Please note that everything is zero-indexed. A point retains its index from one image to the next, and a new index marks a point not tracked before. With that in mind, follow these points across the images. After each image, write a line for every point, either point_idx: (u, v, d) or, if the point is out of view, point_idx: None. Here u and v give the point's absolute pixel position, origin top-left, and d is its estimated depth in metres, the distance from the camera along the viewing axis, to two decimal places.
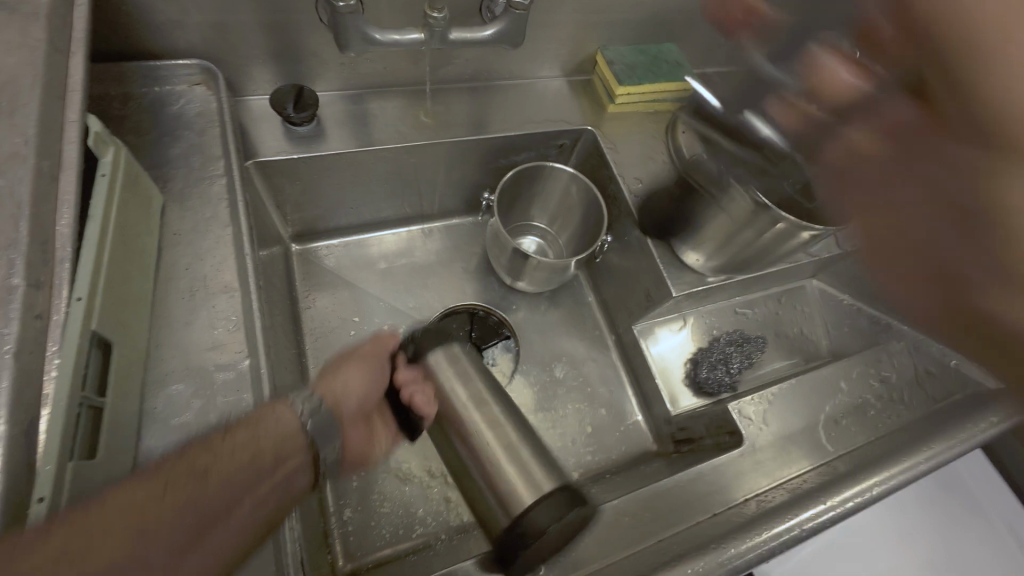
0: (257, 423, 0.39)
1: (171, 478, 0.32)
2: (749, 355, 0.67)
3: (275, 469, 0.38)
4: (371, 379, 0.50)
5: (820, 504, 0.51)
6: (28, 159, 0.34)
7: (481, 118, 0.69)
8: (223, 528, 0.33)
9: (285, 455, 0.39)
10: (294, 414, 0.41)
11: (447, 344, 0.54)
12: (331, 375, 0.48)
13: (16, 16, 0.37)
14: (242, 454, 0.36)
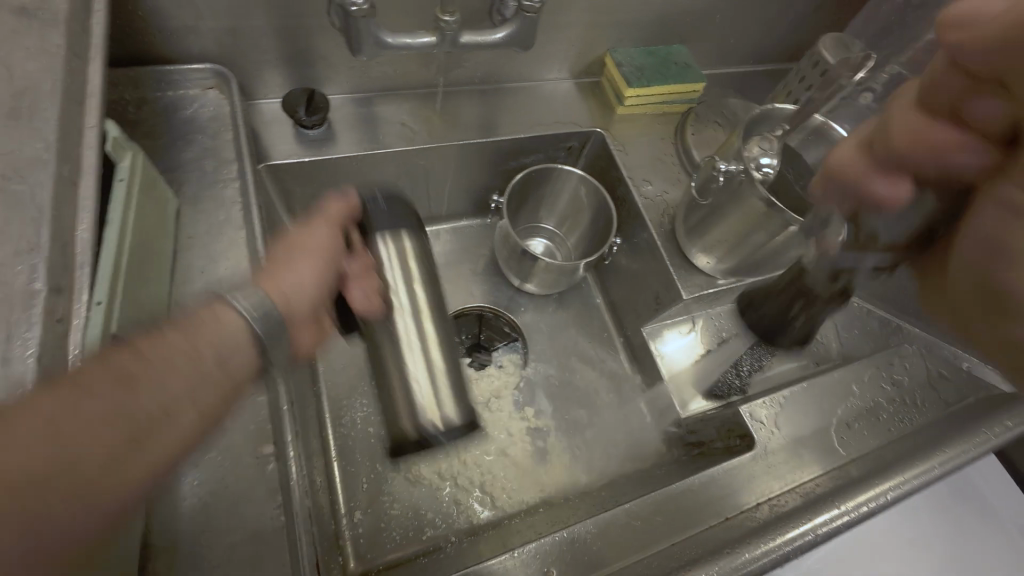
0: (196, 326, 0.37)
1: (97, 379, 0.31)
2: (760, 359, 0.65)
3: (219, 370, 0.36)
4: (323, 267, 0.48)
5: (836, 507, 0.51)
6: (49, 164, 0.34)
7: (490, 120, 0.69)
8: (168, 425, 0.33)
9: (227, 360, 0.37)
10: (239, 314, 0.38)
11: (401, 236, 0.55)
12: (279, 260, 0.46)
13: (36, 21, 0.38)
14: (179, 358, 0.35)
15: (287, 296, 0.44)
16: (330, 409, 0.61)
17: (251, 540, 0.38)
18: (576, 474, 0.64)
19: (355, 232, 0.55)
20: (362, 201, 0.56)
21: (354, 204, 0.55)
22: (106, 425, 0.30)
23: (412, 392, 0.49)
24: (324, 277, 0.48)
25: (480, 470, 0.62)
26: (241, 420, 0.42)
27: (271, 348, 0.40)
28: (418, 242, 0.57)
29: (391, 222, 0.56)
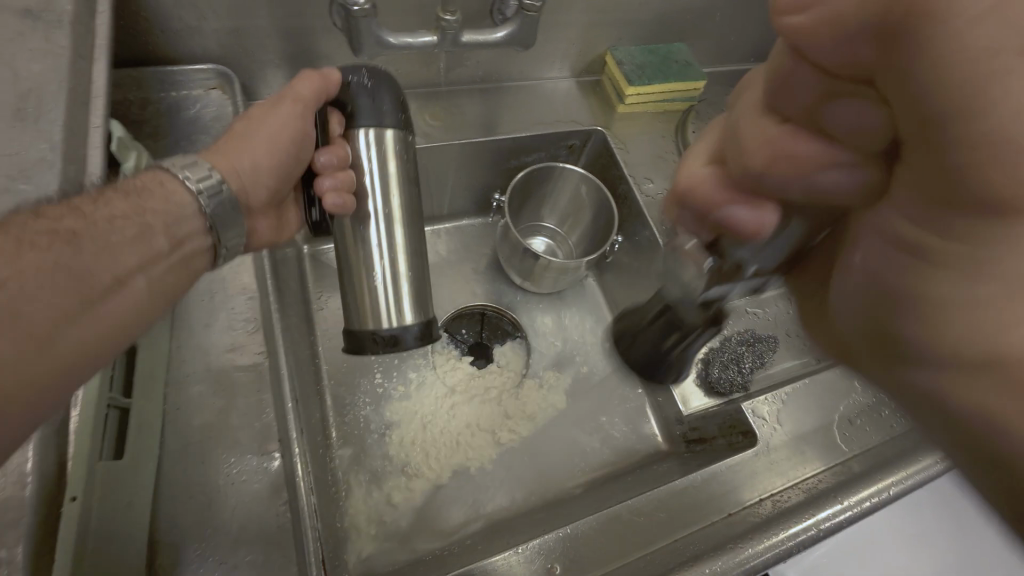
0: (141, 192, 0.37)
1: (38, 237, 0.30)
2: (761, 355, 0.64)
3: (172, 250, 0.37)
4: (281, 155, 0.46)
5: (838, 503, 0.51)
6: (55, 164, 0.34)
7: (491, 119, 0.70)
8: (114, 297, 0.33)
9: (174, 224, 0.37)
10: (185, 187, 0.38)
11: (383, 128, 0.45)
12: (232, 140, 0.44)
13: (41, 23, 0.38)
14: (124, 225, 0.34)
15: (237, 176, 0.43)
16: (333, 407, 0.62)
17: (257, 536, 0.38)
18: (578, 472, 0.64)
19: (334, 107, 0.45)
20: (343, 84, 0.45)
21: (331, 79, 0.45)
22: (51, 281, 0.30)
23: (369, 238, 0.46)
24: (280, 162, 0.46)
25: (484, 467, 0.62)
26: (246, 419, 0.42)
27: (221, 231, 0.40)
28: (403, 138, 0.46)
29: (375, 116, 0.44)
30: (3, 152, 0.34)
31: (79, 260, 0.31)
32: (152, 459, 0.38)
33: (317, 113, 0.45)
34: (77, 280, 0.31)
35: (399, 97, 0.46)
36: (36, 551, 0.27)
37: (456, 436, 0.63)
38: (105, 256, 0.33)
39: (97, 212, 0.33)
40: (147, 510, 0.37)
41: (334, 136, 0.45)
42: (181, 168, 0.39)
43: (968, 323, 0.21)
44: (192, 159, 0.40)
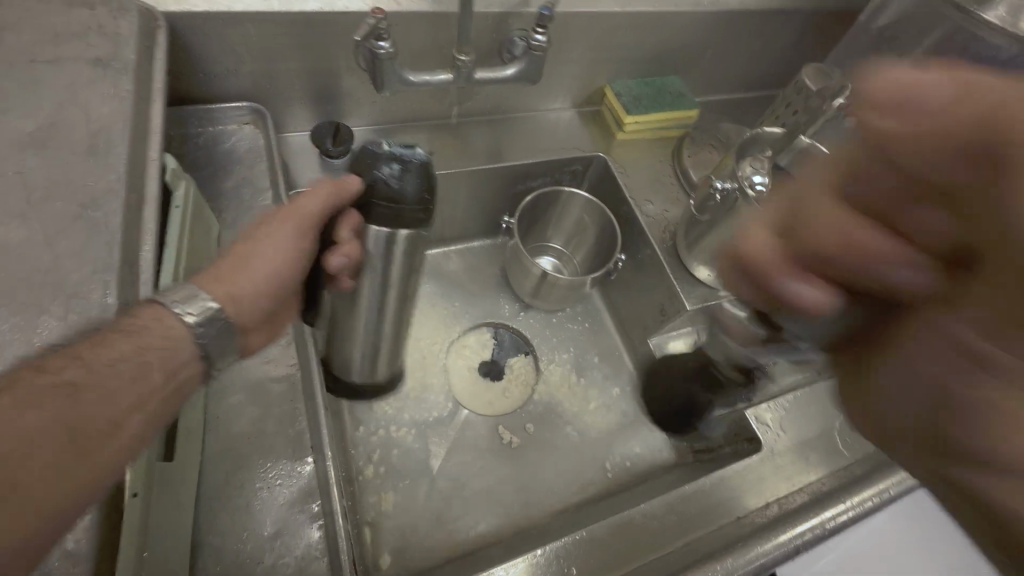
0: (138, 330, 0.34)
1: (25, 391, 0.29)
2: (762, 366, 0.67)
3: (168, 381, 0.35)
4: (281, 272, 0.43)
5: (840, 504, 0.54)
6: (120, 194, 0.38)
7: (499, 148, 0.75)
8: (111, 441, 0.30)
9: (166, 362, 0.35)
10: (180, 318, 0.36)
11: (397, 228, 0.43)
12: (234, 260, 0.42)
13: (109, 71, 0.43)
14: (120, 365, 0.32)
15: (233, 303, 0.39)
16: (352, 420, 0.64)
17: (291, 535, 0.41)
18: (589, 481, 0.66)
19: (352, 211, 0.44)
20: (367, 180, 0.42)
21: (349, 188, 0.43)
22: (48, 434, 0.28)
23: (361, 300, 0.50)
24: (290, 283, 0.43)
25: (498, 480, 0.64)
26: (281, 426, 0.45)
27: (217, 356, 0.38)
28: (415, 236, 0.45)
29: (391, 216, 0.43)
30: (76, 183, 0.38)
31: (74, 411, 0.30)
32: (194, 463, 0.41)
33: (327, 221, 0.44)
34: (69, 430, 0.29)
35: (424, 195, 0.42)
36: (102, 541, 0.30)
37: (472, 448, 0.66)
38: (96, 403, 0.31)
39: (95, 356, 0.31)
40: (190, 512, 0.39)
41: (344, 238, 0.44)
42: (177, 301, 0.36)
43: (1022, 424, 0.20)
44: (190, 289, 0.37)
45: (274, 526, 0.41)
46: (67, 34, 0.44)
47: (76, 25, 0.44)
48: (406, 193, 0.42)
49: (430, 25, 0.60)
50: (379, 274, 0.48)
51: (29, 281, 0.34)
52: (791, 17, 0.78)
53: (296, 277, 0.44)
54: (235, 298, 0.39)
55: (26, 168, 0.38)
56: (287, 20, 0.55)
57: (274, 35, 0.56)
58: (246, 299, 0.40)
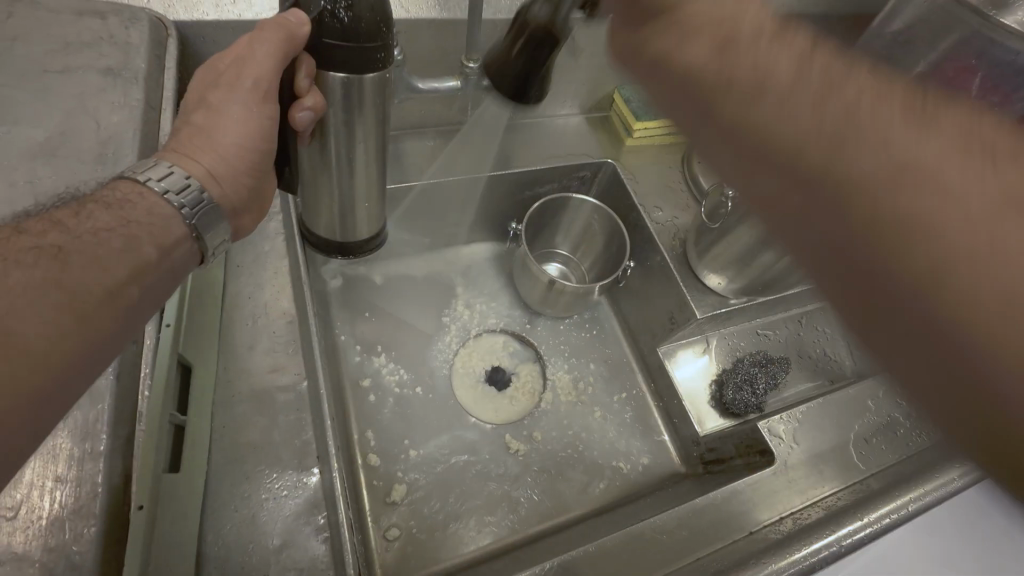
0: (123, 204, 0.35)
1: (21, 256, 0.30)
2: (774, 376, 0.68)
3: (159, 258, 0.35)
4: (253, 149, 0.40)
5: (857, 520, 0.52)
6: None
7: (507, 154, 0.74)
8: (106, 305, 0.32)
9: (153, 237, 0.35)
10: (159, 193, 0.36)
11: (356, 74, 0.37)
12: (198, 135, 0.39)
13: (119, 79, 0.43)
14: (108, 235, 0.33)
15: (215, 182, 0.39)
16: (359, 428, 0.64)
17: (296, 548, 0.41)
18: (597, 490, 0.65)
19: (307, 56, 0.37)
20: (312, 15, 0.35)
21: (294, 28, 0.35)
22: (38, 291, 0.29)
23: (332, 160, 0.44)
24: (260, 156, 0.40)
25: (505, 489, 0.64)
26: (288, 437, 0.45)
27: (207, 235, 0.38)
28: (380, 78, 0.39)
29: (348, 61, 0.36)
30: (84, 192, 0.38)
31: (64, 272, 0.31)
32: (201, 473, 0.41)
33: (282, 74, 0.38)
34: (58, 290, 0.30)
35: (382, 26, 0.35)
36: (106, 555, 0.30)
37: (478, 457, 0.65)
38: (81, 264, 0.31)
39: (82, 227, 0.33)
40: (195, 526, 0.39)
41: (303, 87, 0.38)
42: (158, 179, 0.36)
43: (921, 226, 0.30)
44: (165, 167, 0.37)
45: (281, 540, 0.41)
46: (79, 44, 0.44)
47: (87, 34, 0.45)
48: (359, 27, 0.35)
49: (438, 32, 0.59)
50: (345, 126, 0.41)
51: None
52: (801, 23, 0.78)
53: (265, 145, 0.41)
54: (210, 173, 0.38)
55: (35, 177, 0.38)
56: None
57: None
58: (221, 176, 0.39)
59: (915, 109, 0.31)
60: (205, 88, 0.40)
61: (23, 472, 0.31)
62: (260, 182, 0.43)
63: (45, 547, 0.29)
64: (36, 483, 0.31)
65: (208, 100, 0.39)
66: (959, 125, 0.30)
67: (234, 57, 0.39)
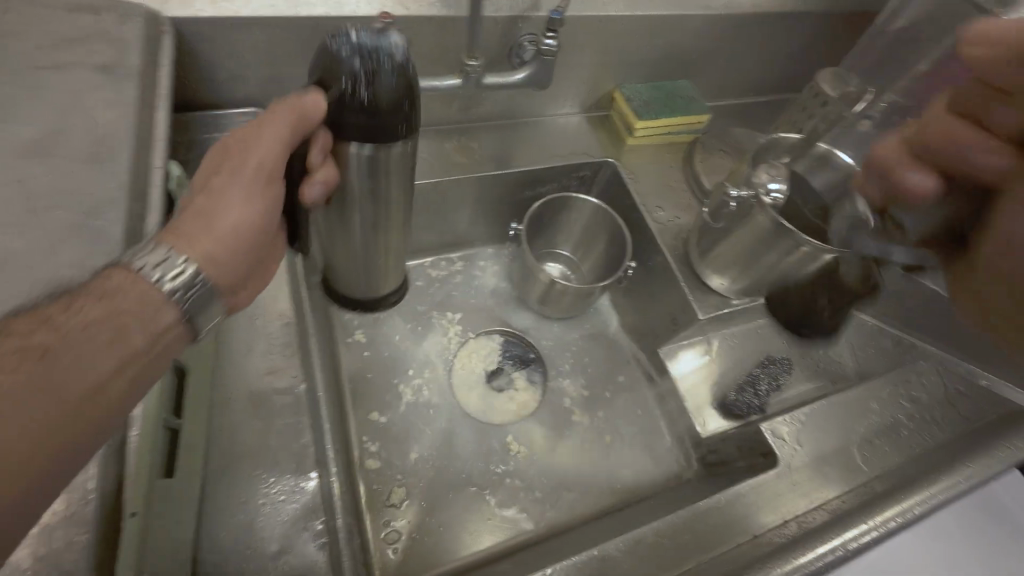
0: (110, 291, 0.32)
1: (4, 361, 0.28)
2: (775, 378, 0.68)
3: (150, 346, 0.33)
4: (254, 230, 0.39)
5: (862, 524, 0.52)
6: (122, 203, 0.38)
7: (508, 153, 0.74)
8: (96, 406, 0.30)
9: (156, 322, 0.33)
10: (144, 278, 0.33)
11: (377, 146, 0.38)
12: (195, 219, 0.37)
13: (113, 76, 0.42)
14: (98, 329, 0.31)
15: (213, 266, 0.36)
16: (357, 431, 0.63)
17: (295, 553, 0.40)
18: (599, 492, 0.65)
19: (322, 132, 0.37)
20: (334, 93, 0.35)
21: (309, 108, 0.36)
22: (23, 401, 0.28)
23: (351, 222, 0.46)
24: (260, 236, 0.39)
25: (507, 492, 0.63)
26: (284, 440, 0.44)
27: (199, 317, 0.36)
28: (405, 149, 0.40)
29: (369, 134, 0.37)
30: (77, 191, 0.37)
31: (50, 373, 0.29)
32: (196, 479, 0.40)
33: (294, 148, 0.38)
34: (43, 398, 0.28)
35: (404, 99, 0.36)
36: (100, 564, 0.29)
37: (478, 460, 0.65)
38: (73, 363, 0.30)
39: (68, 319, 0.30)
40: (191, 533, 0.38)
41: (316, 162, 0.38)
42: (153, 266, 0.33)
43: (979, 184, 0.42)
44: (161, 252, 0.34)
45: (280, 543, 0.40)
46: (72, 40, 0.43)
47: (80, 30, 0.44)
48: (380, 100, 0.35)
49: (439, 30, 0.59)
50: (368, 193, 0.43)
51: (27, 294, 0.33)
52: (803, 21, 0.77)
53: (268, 223, 0.40)
54: (212, 258, 0.36)
55: (26, 176, 0.37)
56: (294, 27, 0.54)
57: (281, 41, 0.55)
58: (223, 261, 0.37)
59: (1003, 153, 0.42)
60: (209, 169, 0.39)
61: None
62: (264, 254, 0.42)
63: (35, 556, 0.29)
64: None
65: (209, 183, 0.38)
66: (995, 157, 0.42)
67: (245, 137, 0.38)
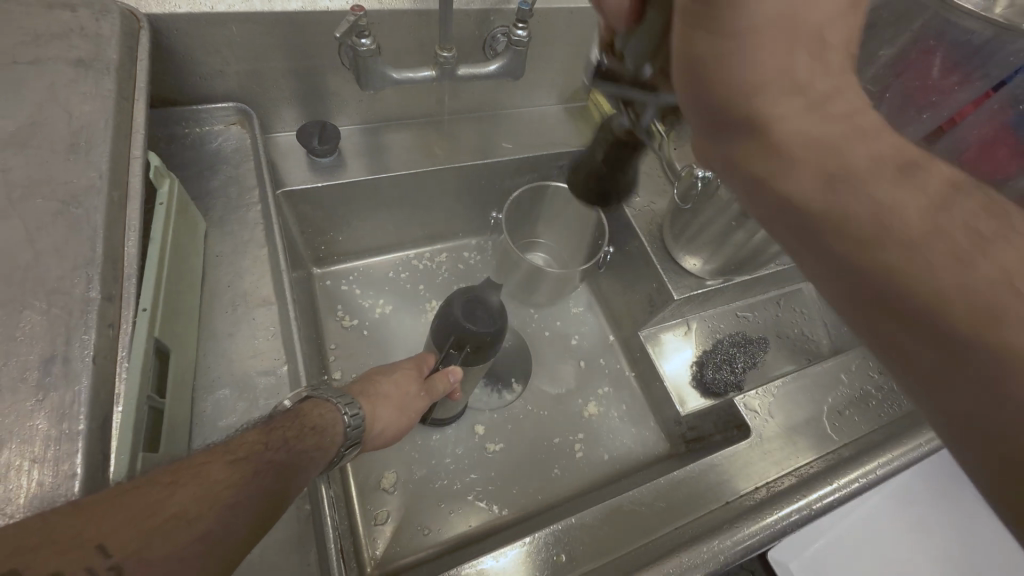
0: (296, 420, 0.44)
1: (213, 465, 0.36)
2: (753, 355, 0.69)
3: (307, 469, 0.42)
4: (406, 390, 0.58)
5: (827, 485, 0.53)
6: (102, 191, 0.39)
7: (488, 142, 0.75)
8: (268, 512, 0.37)
9: (328, 438, 0.45)
10: (337, 410, 0.47)
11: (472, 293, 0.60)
12: (375, 376, 0.59)
13: (91, 70, 0.44)
14: (295, 444, 0.42)
15: (371, 404, 0.54)
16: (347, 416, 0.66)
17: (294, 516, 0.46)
18: (581, 469, 0.68)
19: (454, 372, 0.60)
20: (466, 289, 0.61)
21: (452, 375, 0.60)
22: (217, 500, 0.34)
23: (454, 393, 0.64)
24: (410, 399, 0.57)
25: (490, 473, 0.66)
26: None
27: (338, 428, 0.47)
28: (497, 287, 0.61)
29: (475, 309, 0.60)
30: (58, 180, 0.38)
31: (248, 478, 0.37)
32: (179, 452, 0.43)
33: (433, 386, 0.59)
34: (243, 504, 0.35)
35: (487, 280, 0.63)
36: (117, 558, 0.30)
37: (460, 445, 0.67)
38: (281, 471, 0.39)
39: (274, 438, 0.41)
40: None
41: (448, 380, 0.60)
42: (342, 402, 0.48)
43: (789, 129, 0.27)
44: (348, 397, 0.49)
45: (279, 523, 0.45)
46: (49, 35, 0.44)
47: (55, 25, 0.45)
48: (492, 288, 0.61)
49: (412, 23, 0.60)
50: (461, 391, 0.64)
51: (10, 278, 0.35)
52: None
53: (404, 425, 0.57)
54: (376, 391, 0.56)
55: (8, 166, 0.38)
56: (268, 20, 0.55)
57: (258, 35, 0.56)
58: (386, 392, 0.56)
59: (910, 156, 0.27)
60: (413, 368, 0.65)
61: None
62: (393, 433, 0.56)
63: None
64: (12, 462, 0.31)
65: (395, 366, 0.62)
66: (839, 153, 0.27)
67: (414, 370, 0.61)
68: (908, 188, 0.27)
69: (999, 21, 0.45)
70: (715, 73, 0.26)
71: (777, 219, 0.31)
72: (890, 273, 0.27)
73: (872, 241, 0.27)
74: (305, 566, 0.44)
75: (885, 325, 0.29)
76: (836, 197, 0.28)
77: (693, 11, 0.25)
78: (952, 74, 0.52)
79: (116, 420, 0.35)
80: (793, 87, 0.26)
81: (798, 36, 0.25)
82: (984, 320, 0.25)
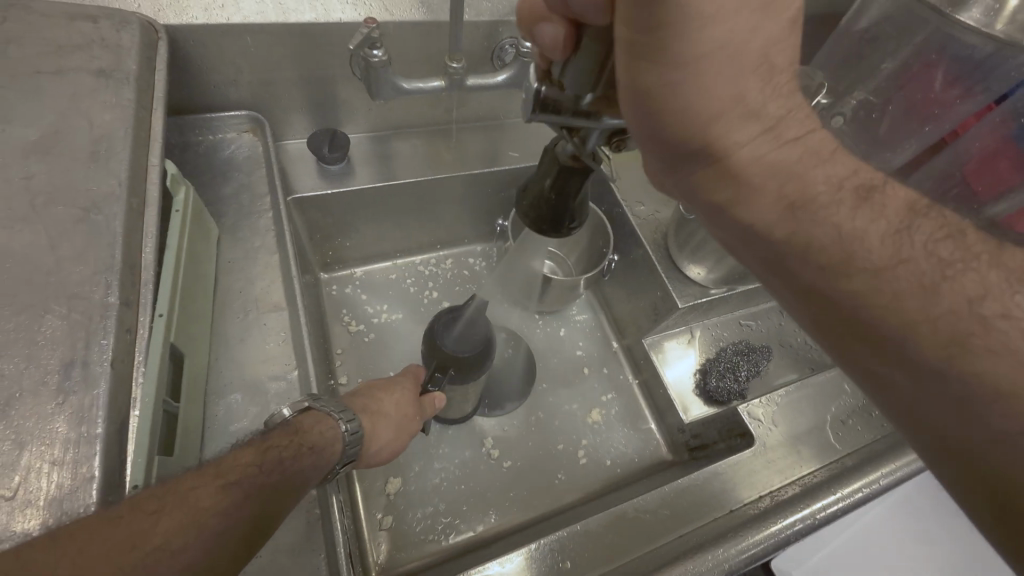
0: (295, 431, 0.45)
1: (198, 492, 0.36)
2: (756, 363, 0.68)
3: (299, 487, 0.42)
4: (403, 405, 0.58)
5: (830, 496, 0.53)
6: (121, 198, 0.40)
7: (495, 151, 0.76)
8: (254, 537, 0.38)
9: (326, 455, 0.46)
10: (337, 424, 0.48)
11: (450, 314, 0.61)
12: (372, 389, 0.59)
13: (111, 81, 0.45)
14: (286, 463, 0.42)
15: (370, 416, 0.55)
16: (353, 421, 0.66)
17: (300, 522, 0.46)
18: (585, 475, 0.68)
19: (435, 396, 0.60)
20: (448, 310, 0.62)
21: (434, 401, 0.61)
22: (202, 529, 0.35)
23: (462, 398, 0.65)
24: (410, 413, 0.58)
25: (495, 479, 0.66)
26: None
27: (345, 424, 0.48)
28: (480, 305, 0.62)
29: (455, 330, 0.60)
30: (79, 188, 0.39)
31: (234, 505, 0.37)
32: (191, 456, 0.43)
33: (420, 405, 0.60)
34: (228, 533, 0.36)
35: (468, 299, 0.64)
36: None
37: (465, 451, 0.68)
38: (269, 494, 0.39)
39: (267, 460, 0.41)
40: None
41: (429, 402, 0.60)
42: (338, 412, 0.49)
43: (751, 159, 0.30)
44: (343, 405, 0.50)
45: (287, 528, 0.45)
46: (71, 45, 0.45)
47: (77, 36, 0.46)
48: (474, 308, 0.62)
49: (422, 34, 0.61)
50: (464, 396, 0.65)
51: (33, 283, 0.36)
52: None
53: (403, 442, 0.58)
54: (373, 405, 0.56)
55: (31, 173, 0.39)
56: (281, 31, 0.56)
57: (272, 46, 0.58)
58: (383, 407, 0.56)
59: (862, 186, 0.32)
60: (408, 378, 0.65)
61: (18, 457, 0.31)
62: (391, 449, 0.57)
63: (45, 526, 0.30)
64: (32, 465, 0.31)
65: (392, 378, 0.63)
66: (792, 179, 0.31)
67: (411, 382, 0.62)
68: (855, 210, 0.32)
69: (999, 36, 0.45)
70: (669, 110, 0.29)
71: (742, 242, 0.35)
72: (845, 292, 0.32)
73: (834, 266, 0.32)
74: (313, 568, 0.44)
75: (849, 342, 0.34)
76: (795, 222, 0.32)
77: (637, 43, 0.27)
78: (953, 88, 0.53)
79: (133, 425, 0.36)
80: (747, 114, 0.29)
81: (747, 63, 0.27)
82: (954, 345, 0.30)
